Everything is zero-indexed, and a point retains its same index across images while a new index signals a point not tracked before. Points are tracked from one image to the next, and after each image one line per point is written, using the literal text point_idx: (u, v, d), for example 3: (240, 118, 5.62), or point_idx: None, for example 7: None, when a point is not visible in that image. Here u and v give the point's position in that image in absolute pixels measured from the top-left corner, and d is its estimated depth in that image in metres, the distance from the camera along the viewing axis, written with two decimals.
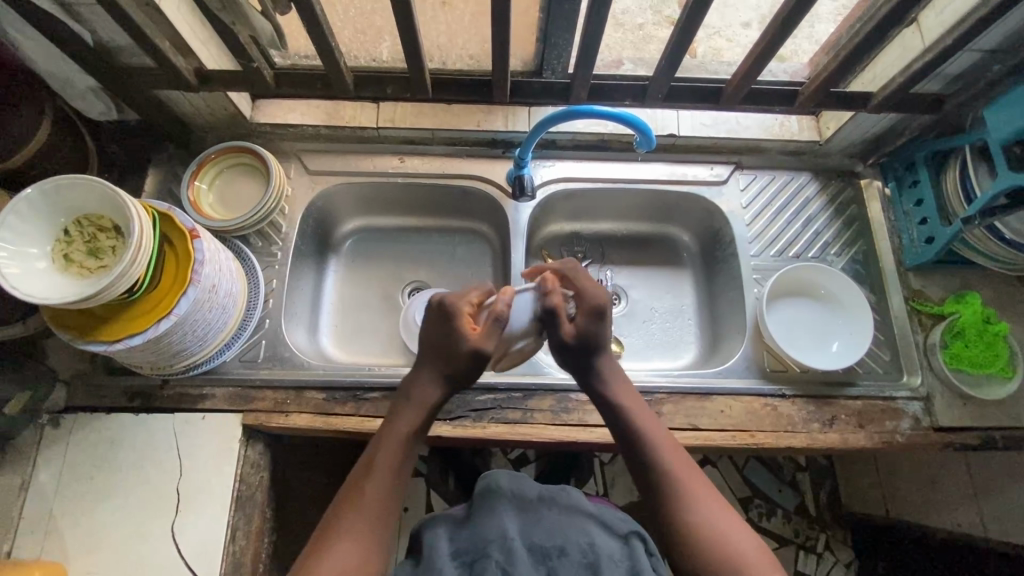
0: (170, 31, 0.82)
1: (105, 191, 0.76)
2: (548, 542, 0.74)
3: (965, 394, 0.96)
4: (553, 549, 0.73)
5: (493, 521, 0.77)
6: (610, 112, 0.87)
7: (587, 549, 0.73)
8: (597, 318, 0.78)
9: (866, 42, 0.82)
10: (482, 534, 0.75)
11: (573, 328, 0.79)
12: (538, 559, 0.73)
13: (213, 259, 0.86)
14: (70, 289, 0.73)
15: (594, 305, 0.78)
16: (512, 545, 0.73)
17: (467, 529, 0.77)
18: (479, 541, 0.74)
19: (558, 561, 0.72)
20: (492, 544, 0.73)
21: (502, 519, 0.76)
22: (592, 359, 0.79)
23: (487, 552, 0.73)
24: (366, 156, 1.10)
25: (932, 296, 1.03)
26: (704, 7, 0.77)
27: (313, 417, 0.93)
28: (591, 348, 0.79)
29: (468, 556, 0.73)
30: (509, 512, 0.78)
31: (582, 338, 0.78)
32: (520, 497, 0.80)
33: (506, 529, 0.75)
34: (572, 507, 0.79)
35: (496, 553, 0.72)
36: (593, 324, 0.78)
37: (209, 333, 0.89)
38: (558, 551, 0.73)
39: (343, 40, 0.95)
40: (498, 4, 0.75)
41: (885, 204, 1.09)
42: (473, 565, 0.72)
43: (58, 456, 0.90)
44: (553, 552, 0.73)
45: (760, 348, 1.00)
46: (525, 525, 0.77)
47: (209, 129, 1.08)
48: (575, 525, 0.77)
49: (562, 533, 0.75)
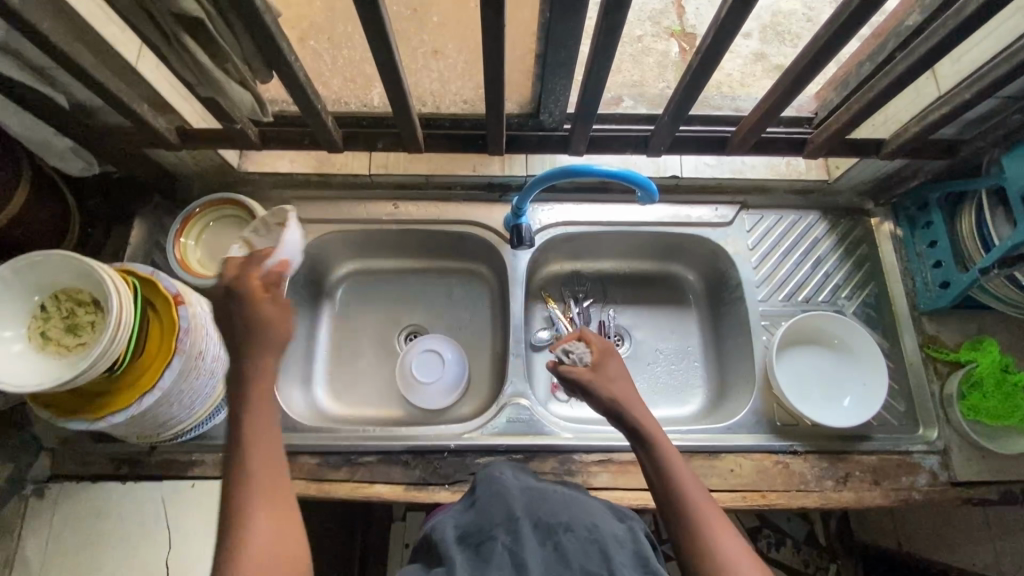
0: (150, 92, 0.78)
1: (80, 266, 0.72)
2: (553, 519, 0.63)
3: (983, 448, 0.92)
4: (559, 524, 0.62)
5: (497, 499, 0.67)
6: (610, 171, 0.83)
7: (593, 529, 0.62)
8: (608, 355, 0.81)
9: (881, 97, 0.78)
10: (488, 515, 0.65)
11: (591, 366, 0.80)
12: (542, 536, 0.61)
13: (199, 325, 0.82)
14: (48, 373, 0.70)
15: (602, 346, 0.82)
16: (520, 528, 0.62)
17: (475, 510, 0.67)
18: (485, 521, 0.64)
19: (565, 537, 0.61)
20: (498, 526, 0.63)
21: (509, 499, 0.66)
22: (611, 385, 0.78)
23: (491, 535, 0.62)
24: (359, 203, 1.06)
25: (948, 342, 0.99)
26: (711, 66, 0.73)
27: (307, 484, 0.89)
28: (609, 379, 0.79)
29: (475, 539, 0.63)
30: (516, 490, 0.68)
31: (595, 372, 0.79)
32: (524, 484, 0.70)
33: (511, 507, 0.65)
34: (576, 495, 0.70)
35: (500, 538, 0.61)
36: (605, 359, 0.81)
37: (197, 400, 0.86)
38: (564, 527, 0.62)
39: (330, 87, 0.89)
40: (491, 63, 0.71)
41: (897, 245, 1.05)
42: (479, 547, 0.61)
43: (43, 529, 0.87)
44: (560, 527, 0.62)
45: (770, 400, 0.97)
46: (528, 502, 0.66)
47: (195, 178, 1.04)
48: (584, 508, 0.66)
49: (566, 510, 0.65)
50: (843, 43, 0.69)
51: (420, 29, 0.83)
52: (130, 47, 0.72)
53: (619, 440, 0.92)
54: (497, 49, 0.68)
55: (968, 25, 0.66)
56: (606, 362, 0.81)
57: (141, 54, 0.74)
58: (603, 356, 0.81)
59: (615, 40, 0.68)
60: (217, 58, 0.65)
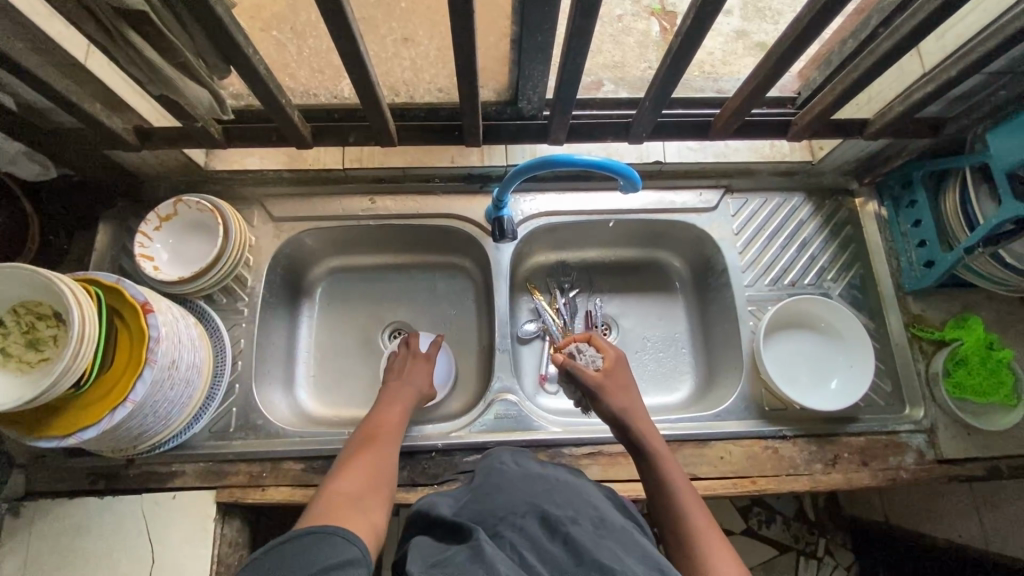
0: (105, 90, 0.74)
1: (36, 278, 0.68)
2: (557, 512, 0.59)
3: (969, 424, 0.93)
4: (565, 516, 0.58)
5: (500, 497, 0.63)
6: (593, 161, 0.81)
7: (598, 522, 0.59)
8: (619, 364, 0.85)
9: (864, 77, 0.77)
10: (494, 510, 0.62)
11: (602, 374, 0.83)
12: (550, 529, 0.57)
13: (171, 334, 0.79)
14: (12, 391, 0.67)
15: (613, 356, 0.86)
16: (526, 525, 0.58)
17: (478, 500, 0.65)
18: (486, 517, 0.61)
19: (572, 528, 0.57)
20: (502, 523, 0.59)
21: (511, 494, 0.64)
22: (619, 392, 0.81)
23: (498, 532, 0.58)
24: (334, 199, 1.03)
25: (933, 321, 0.99)
26: (690, 51, 0.71)
27: (292, 490, 0.88)
28: (620, 390, 0.81)
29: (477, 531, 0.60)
30: (518, 486, 0.65)
31: (607, 380, 0.82)
32: (524, 476, 0.67)
33: (517, 504, 0.61)
34: (576, 485, 0.66)
35: (506, 533, 0.58)
36: (616, 368, 0.84)
37: (173, 410, 0.83)
38: (571, 519, 0.58)
39: (297, 80, 0.84)
40: (463, 50, 0.67)
41: (881, 225, 1.04)
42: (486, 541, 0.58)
43: (19, 549, 0.84)
44: (568, 518, 0.58)
45: (758, 386, 0.96)
46: (533, 496, 0.62)
47: (161, 178, 1.00)
48: (586, 499, 0.63)
49: (572, 503, 0.61)
50: (825, 25, 0.67)
51: (388, 16, 0.79)
52: (77, 44, 0.68)
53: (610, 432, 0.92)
54: (467, 37, 0.65)
55: (954, 3, 0.65)
56: (617, 371, 0.84)
57: (90, 52, 0.70)
58: (617, 366, 0.85)
59: (590, 27, 0.66)
60: (171, 55, 0.62)
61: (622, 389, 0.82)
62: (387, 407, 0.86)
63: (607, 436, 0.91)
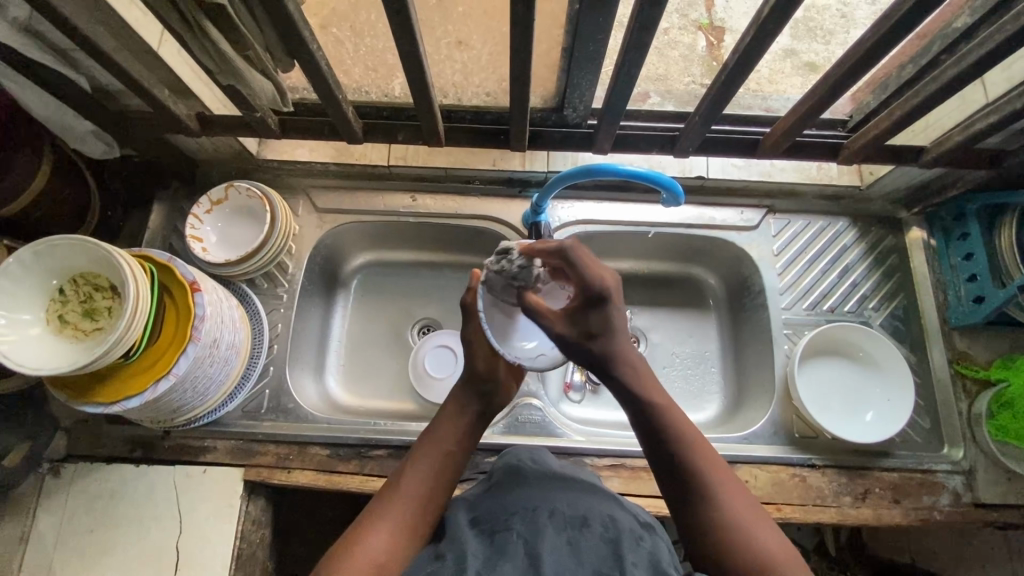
0: (172, 76, 0.78)
1: (99, 252, 0.73)
2: (568, 511, 0.59)
3: (1011, 470, 0.89)
4: (573, 519, 0.58)
5: (514, 494, 0.63)
6: (635, 171, 0.80)
7: (610, 525, 0.58)
8: (598, 301, 0.65)
9: (924, 105, 0.75)
10: (507, 505, 0.61)
11: (569, 315, 0.66)
12: (560, 527, 0.57)
13: (214, 313, 0.82)
14: (67, 355, 0.71)
15: (597, 292, 0.64)
16: (536, 520, 0.57)
17: (492, 498, 0.64)
18: (498, 510, 0.61)
19: (581, 533, 0.56)
20: (514, 517, 0.59)
21: (527, 491, 0.63)
22: (595, 338, 0.67)
23: (508, 526, 0.58)
24: (376, 195, 1.05)
25: (979, 359, 0.95)
26: (745, 69, 0.71)
27: (316, 475, 0.90)
28: (593, 332, 0.67)
29: (487, 525, 0.60)
30: (534, 484, 0.65)
31: (579, 320, 0.66)
32: (543, 475, 0.67)
33: (530, 501, 0.61)
34: (595, 488, 0.65)
35: (515, 528, 0.57)
36: (594, 309, 0.66)
37: (210, 387, 0.86)
38: (580, 522, 0.58)
39: (352, 76, 0.86)
40: (518, 58, 0.68)
41: (930, 255, 1.01)
42: (494, 535, 0.58)
43: (57, 509, 0.88)
44: (577, 523, 0.57)
45: (789, 412, 0.94)
46: (546, 494, 0.62)
47: (214, 164, 1.04)
48: (598, 500, 0.62)
49: (583, 504, 0.60)
50: (889, 50, 0.66)
51: (444, 19, 0.81)
52: (152, 30, 0.71)
53: (634, 446, 0.91)
54: (525, 44, 0.66)
55: None
56: (594, 313, 0.66)
57: (164, 40, 0.73)
58: (594, 302, 0.66)
59: (647, 39, 0.66)
60: (241, 46, 0.65)
61: (606, 335, 0.67)
62: (436, 444, 0.69)
63: (631, 449, 0.90)
